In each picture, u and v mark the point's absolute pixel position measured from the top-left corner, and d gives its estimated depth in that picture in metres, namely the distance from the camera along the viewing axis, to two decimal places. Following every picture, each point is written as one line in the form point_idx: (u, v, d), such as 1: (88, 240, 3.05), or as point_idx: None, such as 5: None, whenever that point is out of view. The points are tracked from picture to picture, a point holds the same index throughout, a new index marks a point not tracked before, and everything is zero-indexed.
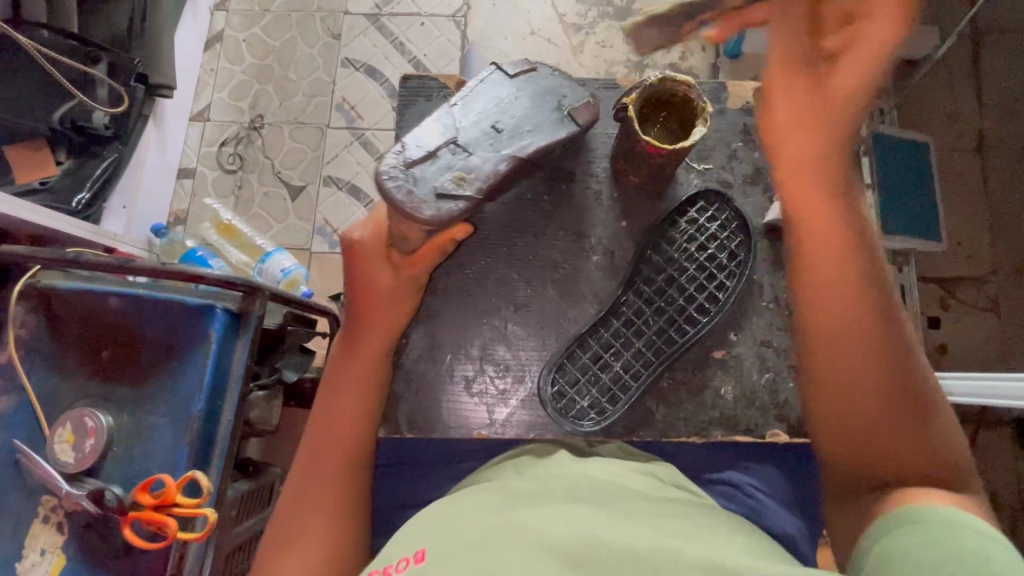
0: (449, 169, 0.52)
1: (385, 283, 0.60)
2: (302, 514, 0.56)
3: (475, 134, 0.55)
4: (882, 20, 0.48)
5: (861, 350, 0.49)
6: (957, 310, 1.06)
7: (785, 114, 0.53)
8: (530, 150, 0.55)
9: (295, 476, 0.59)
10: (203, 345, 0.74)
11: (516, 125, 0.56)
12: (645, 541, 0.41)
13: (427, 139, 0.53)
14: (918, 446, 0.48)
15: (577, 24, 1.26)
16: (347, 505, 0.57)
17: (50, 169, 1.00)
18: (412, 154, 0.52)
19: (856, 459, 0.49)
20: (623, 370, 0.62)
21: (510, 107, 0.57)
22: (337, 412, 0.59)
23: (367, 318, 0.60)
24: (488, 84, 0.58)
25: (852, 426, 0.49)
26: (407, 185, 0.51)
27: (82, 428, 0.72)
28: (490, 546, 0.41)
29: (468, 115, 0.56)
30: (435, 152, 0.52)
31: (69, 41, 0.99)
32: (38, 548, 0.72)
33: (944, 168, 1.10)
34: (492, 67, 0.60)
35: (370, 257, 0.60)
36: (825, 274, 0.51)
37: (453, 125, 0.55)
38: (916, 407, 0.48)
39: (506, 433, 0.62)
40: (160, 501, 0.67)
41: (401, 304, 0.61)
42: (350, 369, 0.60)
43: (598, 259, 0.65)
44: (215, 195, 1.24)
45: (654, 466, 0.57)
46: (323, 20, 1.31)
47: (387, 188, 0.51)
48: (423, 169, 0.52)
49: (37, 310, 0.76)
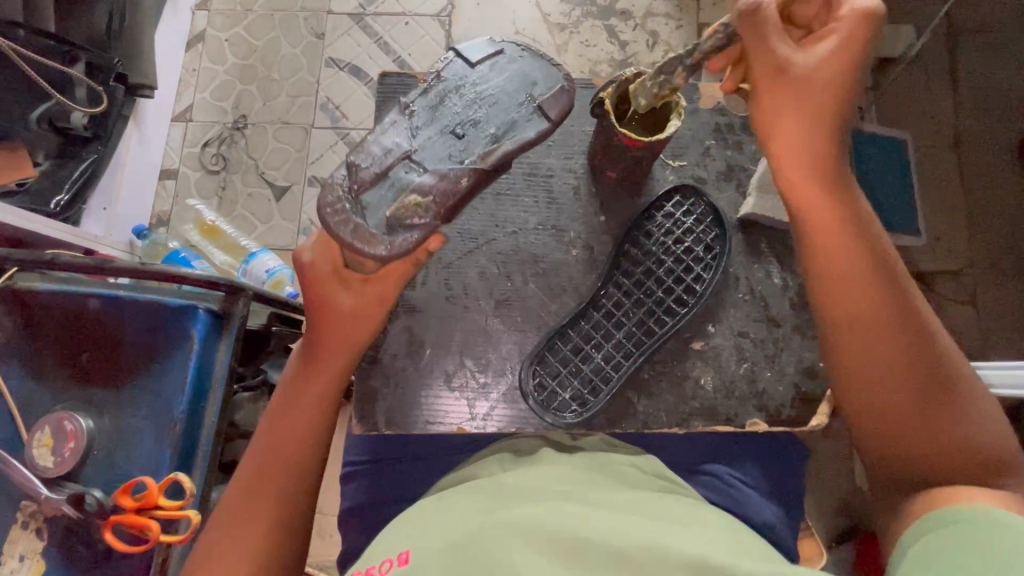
0: (399, 193, 0.55)
1: (351, 307, 0.59)
2: (241, 531, 0.55)
3: (433, 146, 0.57)
4: (850, 21, 0.51)
5: (886, 352, 0.51)
6: (936, 302, 1.08)
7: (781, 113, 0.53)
8: (493, 159, 0.56)
9: (234, 494, 0.57)
10: (185, 346, 0.74)
11: (480, 130, 0.57)
12: (633, 539, 0.41)
13: (378, 164, 0.55)
14: (958, 436, 0.50)
15: (562, 24, 1.27)
16: (287, 522, 0.56)
17: (26, 170, 0.98)
18: (363, 182, 0.55)
19: (895, 456, 0.52)
20: (604, 361, 0.62)
21: (473, 105, 0.58)
22: (288, 434, 0.58)
23: (325, 341, 0.59)
24: (450, 80, 0.59)
25: (886, 426, 0.52)
26: (354, 217, 0.54)
27: (61, 431, 0.70)
28: (476, 544, 0.41)
29: (427, 122, 0.58)
30: (386, 177, 0.55)
31: (47, 41, 0.94)
32: (17, 554, 0.71)
33: (921, 164, 1.12)
34: (449, 52, 0.61)
35: (328, 276, 0.58)
36: (847, 280, 0.53)
37: (407, 145, 0.56)
38: (948, 398, 0.51)
39: (488, 427, 0.62)
40: (142, 504, 0.66)
41: (360, 326, 0.60)
42: (307, 387, 0.60)
43: (577, 253, 0.66)
44: (198, 195, 1.23)
45: (638, 458, 0.57)
46: (306, 19, 1.31)
47: (333, 224, 0.53)
48: (371, 196, 0.55)
49: (13, 312, 0.75)
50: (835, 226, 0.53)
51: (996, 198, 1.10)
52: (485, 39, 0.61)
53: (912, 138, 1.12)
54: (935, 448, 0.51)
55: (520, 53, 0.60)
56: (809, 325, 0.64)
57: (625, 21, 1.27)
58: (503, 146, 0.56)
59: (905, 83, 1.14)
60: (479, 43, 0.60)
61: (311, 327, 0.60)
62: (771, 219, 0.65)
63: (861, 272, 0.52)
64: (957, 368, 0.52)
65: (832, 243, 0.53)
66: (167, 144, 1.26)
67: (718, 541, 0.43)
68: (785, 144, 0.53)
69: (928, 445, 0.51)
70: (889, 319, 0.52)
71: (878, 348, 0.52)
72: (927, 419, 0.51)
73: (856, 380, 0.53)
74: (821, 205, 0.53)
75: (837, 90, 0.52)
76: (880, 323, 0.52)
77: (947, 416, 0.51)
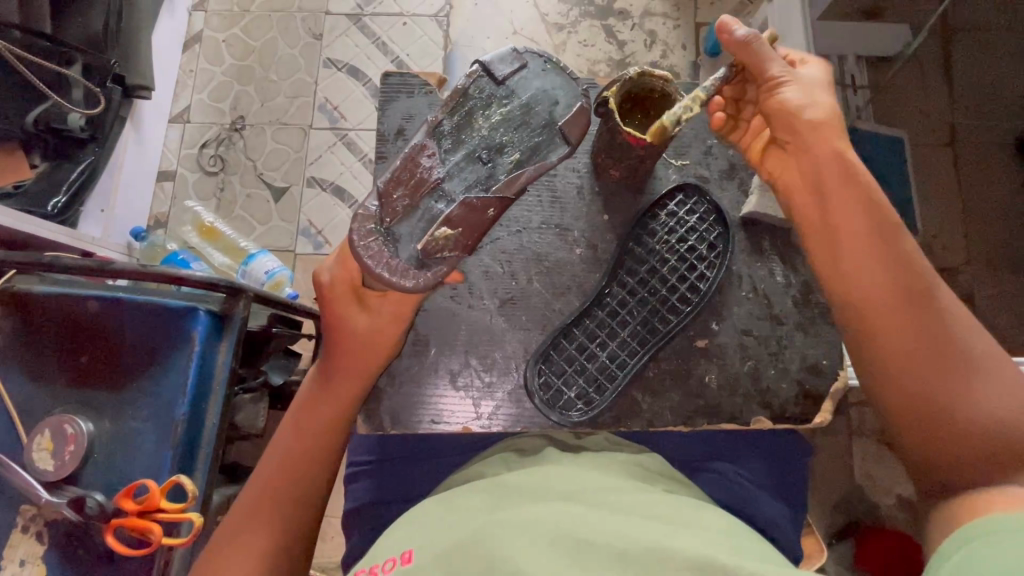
0: (430, 223, 0.56)
1: (363, 330, 0.59)
2: (240, 540, 0.55)
3: (460, 174, 0.57)
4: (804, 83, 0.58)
5: (892, 330, 0.52)
6: None
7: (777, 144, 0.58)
8: (519, 186, 0.57)
9: (242, 501, 0.58)
10: (185, 347, 0.73)
11: (508, 157, 0.58)
12: (635, 541, 0.41)
13: (411, 193, 0.56)
14: (976, 422, 0.48)
15: (560, 24, 1.27)
16: (288, 533, 0.56)
17: (24, 172, 0.97)
18: (394, 213, 0.55)
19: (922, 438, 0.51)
20: (609, 360, 0.62)
21: (498, 128, 0.59)
22: (294, 454, 0.59)
23: (340, 359, 0.60)
24: (474, 98, 0.59)
25: (902, 408, 0.51)
26: (385, 250, 0.55)
27: (61, 434, 0.70)
28: (482, 544, 0.41)
29: (455, 147, 0.58)
30: (416, 208, 0.56)
31: (44, 41, 0.95)
32: (17, 558, 0.70)
33: (918, 162, 1.13)
34: (476, 66, 0.60)
35: (347, 300, 0.60)
36: (866, 261, 0.54)
37: (437, 173, 0.57)
38: (963, 381, 0.49)
39: (493, 427, 0.62)
40: (144, 507, 0.66)
41: (375, 347, 0.60)
42: (319, 410, 0.60)
43: (581, 252, 0.66)
44: (196, 197, 1.23)
45: (641, 457, 0.57)
46: (304, 20, 1.30)
47: (363, 254, 0.54)
48: (402, 227, 0.55)
49: (13, 314, 0.75)
50: (843, 218, 0.55)
51: (992, 195, 1.11)
52: (511, 50, 0.60)
53: (908, 137, 1.12)
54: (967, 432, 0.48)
55: (543, 68, 0.61)
56: (812, 323, 0.64)
57: (623, 21, 1.27)
58: (528, 171, 0.57)
59: (901, 81, 1.15)
60: (504, 56, 0.60)
61: (329, 351, 0.61)
62: (773, 217, 0.65)
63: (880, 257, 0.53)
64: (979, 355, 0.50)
65: (846, 236, 0.55)
66: (164, 146, 1.25)
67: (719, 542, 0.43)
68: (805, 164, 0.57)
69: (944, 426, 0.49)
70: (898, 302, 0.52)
71: (890, 330, 0.52)
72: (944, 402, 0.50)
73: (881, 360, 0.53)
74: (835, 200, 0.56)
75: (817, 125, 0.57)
76: (885, 308, 0.52)
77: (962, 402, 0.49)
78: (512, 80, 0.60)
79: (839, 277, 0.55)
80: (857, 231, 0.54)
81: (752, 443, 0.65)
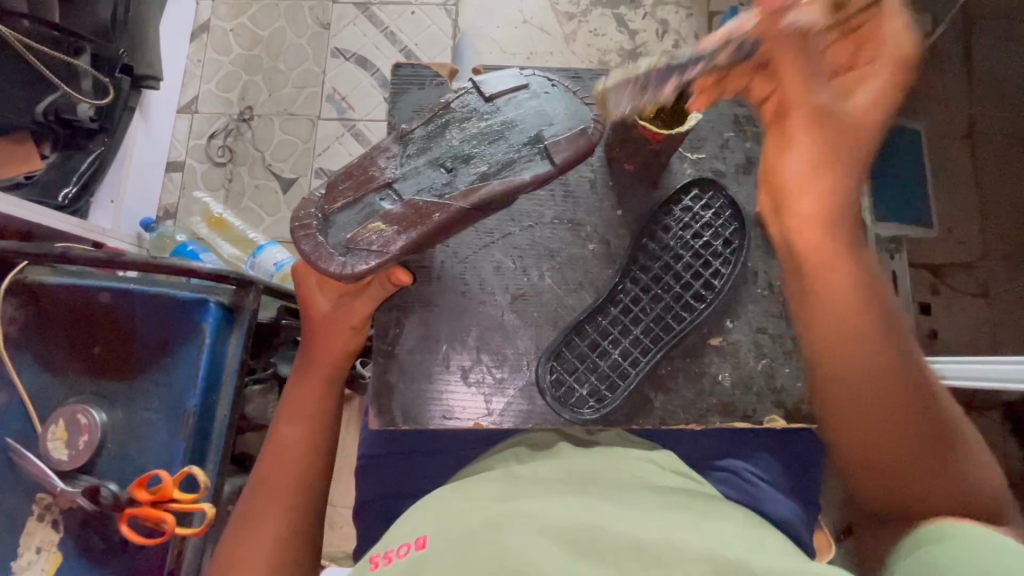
0: (367, 218, 0.57)
1: (326, 313, 0.63)
2: (253, 527, 0.55)
3: (417, 177, 0.58)
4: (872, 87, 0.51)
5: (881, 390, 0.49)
6: (947, 295, 1.08)
7: (800, 166, 0.50)
8: (473, 196, 0.56)
9: (252, 490, 0.58)
10: (196, 340, 0.74)
11: (476, 170, 0.57)
12: (649, 534, 0.40)
13: (356, 184, 0.58)
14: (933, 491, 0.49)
15: (570, 13, 1.25)
16: (300, 524, 0.57)
17: (34, 163, 0.98)
18: (335, 200, 0.58)
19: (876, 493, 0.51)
20: (622, 358, 0.62)
21: (469, 140, 0.59)
22: (287, 440, 0.60)
23: (315, 351, 0.63)
24: (455, 111, 0.60)
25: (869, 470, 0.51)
26: (317, 236, 0.57)
27: (75, 424, 0.71)
28: (493, 537, 0.40)
29: (419, 152, 0.59)
30: (360, 199, 0.58)
31: (52, 31, 0.94)
32: (34, 546, 0.72)
33: (935, 154, 1.10)
34: (467, 83, 0.61)
35: (307, 285, 0.63)
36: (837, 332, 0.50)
37: (384, 170, 0.59)
38: (955, 451, 0.49)
39: (505, 423, 0.62)
40: (157, 497, 0.66)
41: (337, 338, 0.62)
42: (301, 404, 0.61)
43: (595, 248, 0.65)
44: (204, 188, 1.23)
45: (653, 452, 0.57)
46: (312, 9, 1.29)
47: (299, 236, 0.57)
48: (340, 217, 0.58)
49: (25, 306, 0.75)
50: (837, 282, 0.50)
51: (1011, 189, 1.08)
52: (513, 72, 0.60)
53: (925, 129, 1.10)
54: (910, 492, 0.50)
55: (546, 89, 0.60)
56: None
57: (634, 10, 1.25)
58: (492, 185, 0.56)
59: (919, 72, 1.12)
60: (504, 75, 0.60)
61: (304, 337, 0.64)
62: None
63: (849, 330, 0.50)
64: (956, 421, 0.50)
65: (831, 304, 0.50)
66: (173, 137, 1.25)
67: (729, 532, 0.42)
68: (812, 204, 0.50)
69: (940, 482, 0.49)
70: (885, 357, 0.49)
71: (889, 402, 0.49)
72: (932, 470, 0.49)
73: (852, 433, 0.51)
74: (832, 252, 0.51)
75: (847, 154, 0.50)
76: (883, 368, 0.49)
77: (954, 465, 0.49)
78: (502, 99, 0.60)
79: (831, 349, 0.51)
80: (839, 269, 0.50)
81: (765, 440, 0.64)
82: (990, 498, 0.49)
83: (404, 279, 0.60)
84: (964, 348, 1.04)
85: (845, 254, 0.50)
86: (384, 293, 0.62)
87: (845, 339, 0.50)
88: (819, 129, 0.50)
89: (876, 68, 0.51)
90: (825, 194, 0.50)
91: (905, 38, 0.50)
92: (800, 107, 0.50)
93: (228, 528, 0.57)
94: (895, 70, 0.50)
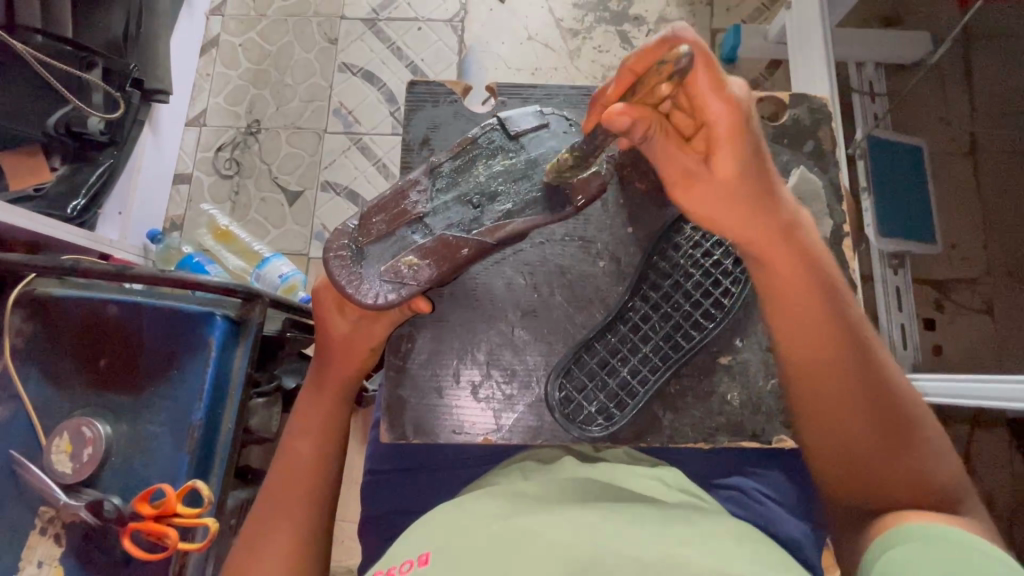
0: (400, 250, 0.59)
1: (346, 334, 0.62)
2: (265, 537, 0.54)
3: (447, 212, 0.60)
4: (716, 113, 0.46)
5: (838, 363, 0.50)
6: (952, 311, 1.08)
7: (704, 203, 0.50)
8: (502, 236, 0.57)
9: (262, 500, 0.58)
10: (202, 353, 0.74)
11: (506, 209, 0.59)
12: (654, 551, 0.39)
13: (389, 219, 0.59)
14: (907, 469, 0.49)
15: (574, 30, 1.27)
16: (311, 531, 0.56)
17: (43, 176, 0.98)
18: (371, 234, 0.59)
19: (853, 483, 0.51)
20: (631, 375, 0.62)
21: (497, 177, 0.60)
22: (296, 455, 0.59)
23: (331, 364, 0.62)
24: (482, 147, 0.61)
25: (839, 456, 0.51)
26: (352, 267, 0.58)
27: (79, 437, 0.71)
28: (496, 556, 0.40)
29: (447, 187, 0.60)
30: (393, 232, 0.59)
31: (63, 46, 0.96)
32: (35, 560, 0.71)
33: (939, 170, 1.11)
34: (493, 120, 0.62)
35: (328, 305, 0.61)
36: (801, 312, 0.51)
37: (416, 206, 0.59)
38: (911, 440, 0.50)
39: (512, 439, 0.62)
40: (160, 512, 0.66)
41: (354, 354, 0.62)
42: (313, 415, 0.61)
43: (604, 264, 0.66)
44: (211, 201, 1.24)
45: (661, 471, 0.57)
46: (320, 25, 1.31)
47: (333, 268, 0.58)
48: (372, 248, 0.59)
49: (33, 318, 0.76)
50: (784, 273, 0.51)
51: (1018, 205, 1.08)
52: (534, 111, 0.62)
53: (928, 146, 1.10)
54: (886, 474, 0.49)
55: (565, 129, 0.62)
56: None
57: (638, 27, 1.26)
58: (515, 223, 0.57)
59: (922, 89, 1.13)
60: (526, 114, 0.62)
61: (316, 354, 0.63)
62: None
63: (815, 310, 0.51)
64: (911, 405, 0.51)
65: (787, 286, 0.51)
66: (181, 149, 1.26)
67: (736, 546, 0.41)
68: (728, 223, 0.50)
69: (892, 475, 0.49)
70: (836, 347, 0.51)
71: (847, 394, 0.50)
72: (887, 455, 0.49)
73: (824, 409, 0.51)
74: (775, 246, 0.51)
75: (740, 174, 0.49)
76: (829, 358, 0.51)
77: (908, 456, 0.49)
78: (527, 139, 0.62)
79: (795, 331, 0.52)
80: (784, 255, 0.51)
81: (772, 458, 0.64)
82: (948, 488, 0.49)
83: (424, 307, 0.60)
84: (968, 364, 1.04)
85: (787, 238, 0.51)
86: (406, 315, 0.62)
87: (791, 325, 0.52)
88: (693, 187, 0.50)
89: (710, 124, 0.47)
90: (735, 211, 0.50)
91: (722, 78, 0.45)
92: (672, 174, 0.50)
93: (239, 539, 0.56)
94: (731, 121, 0.46)
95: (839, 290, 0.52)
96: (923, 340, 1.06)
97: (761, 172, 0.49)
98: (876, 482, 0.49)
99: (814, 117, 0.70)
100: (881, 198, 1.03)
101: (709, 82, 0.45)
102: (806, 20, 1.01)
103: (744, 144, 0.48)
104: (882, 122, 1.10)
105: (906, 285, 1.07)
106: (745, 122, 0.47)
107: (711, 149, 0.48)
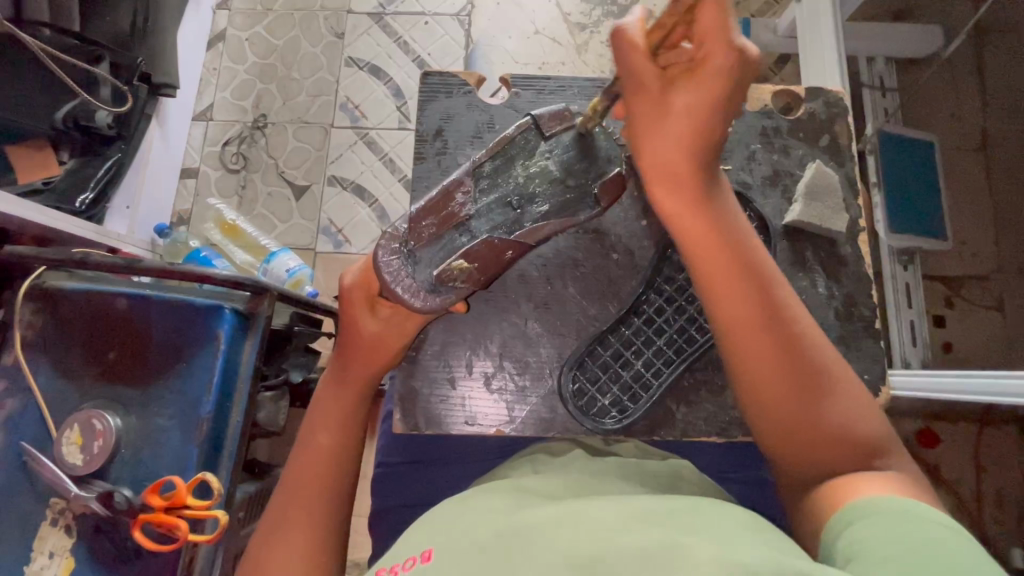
0: (450, 254, 0.59)
1: (374, 331, 0.60)
2: (284, 530, 0.54)
3: (490, 214, 0.60)
4: (721, 53, 0.45)
5: (750, 313, 0.47)
6: (962, 308, 1.07)
7: (652, 128, 0.49)
8: (541, 236, 0.59)
9: (281, 491, 0.57)
10: (212, 346, 0.74)
11: (542, 212, 0.60)
12: (660, 542, 0.38)
13: (437, 221, 0.59)
14: (840, 422, 0.46)
15: (582, 24, 1.26)
16: (328, 522, 0.55)
17: (51, 169, 0.98)
18: (420, 237, 0.59)
19: (797, 447, 0.47)
20: (644, 368, 0.62)
21: (534, 178, 0.60)
22: (320, 451, 0.59)
23: (353, 358, 0.61)
24: (519, 146, 0.61)
25: (776, 418, 0.47)
26: (403, 268, 0.58)
27: (90, 429, 0.71)
28: (507, 550, 0.40)
29: (489, 188, 0.60)
30: (441, 235, 0.59)
31: (71, 40, 0.96)
32: (47, 551, 0.72)
33: (950, 166, 1.10)
34: (527, 118, 0.61)
35: (358, 301, 0.60)
36: (720, 268, 0.48)
37: (462, 207, 0.59)
38: (832, 394, 0.47)
39: (525, 431, 0.62)
40: (171, 503, 0.66)
41: (382, 351, 0.61)
42: (333, 407, 0.60)
43: (618, 257, 0.65)
44: (218, 195, 1.24)
45: (674, 465, 0.57)
46: (326, 19, 1.31)
47: (383, 269, 0.58)
48: (424, 253, 0.59)
49: (44, 311, 0.76)
50: (696, 229, 0.49)
51: None
52: (564, 108, 0.61)
53: (939, 141, 1.10)
54: (823, 433, 0.46)
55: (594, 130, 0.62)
56: (853, 336, 0.65)
57: None
58: (553, 225, 0.59)
59: (933, 84, 1.12)
60: (557, 111, 0.61)
61: (339, 347, 0.62)
62: (816, 226, 0.65)
63: (734, 261, 0.48)
64: (832, 365, 0.48)
65: (709, 235, 0.49)
66: (188, 143, 1.26)
67: (748, 534, 0.41)
68: (661, 154, 0.49)
69: (813, 439, 0.46)
70: (758, 290, 0.48)
71: (763, 342, 0.47)
72: (812, 409, 0.46)
73: (748, 372, 0.48)
74: (687, 197, 0.49)
75: (698, 115, 0.47)
76: (753, 307, 0.47)
77: (832, 408, 0.46)
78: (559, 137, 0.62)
79: (714, 286, 0.48)
80: (697, 187, 0.49)
81: None
82: (880, 438, 0.47)
83: (461, 309, 0.62)
84: (977, 361, 1.04)
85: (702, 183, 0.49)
86: (440, 315, 0.62)
87: (715, 279, 0.48)
88: (651, 114, 0.48)
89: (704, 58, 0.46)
90: (679, 136, 0.48)
91: (733, 28, 0.45)
92: (631, 80, 0.48)
93: (257, 529, 0.56)
94: (722, 68, 0.45)
95: (756, 248, 0.49)
96: (931, 337, 1.05)
97: (717, 120, 0.47)
98: (816, 439, 0.46)
99: (831, 111, 0.69)
100: (892, 192, 1.02)
101: (726, 20, 0.44)
102: (817, 14, 1.00)
103: (722, 92, 0.46)
104: (893, 117, 1.10)
105: (916, 281, 1.06)
106: (739, 84, 0.46)
107: (689, 77, 0.47)
